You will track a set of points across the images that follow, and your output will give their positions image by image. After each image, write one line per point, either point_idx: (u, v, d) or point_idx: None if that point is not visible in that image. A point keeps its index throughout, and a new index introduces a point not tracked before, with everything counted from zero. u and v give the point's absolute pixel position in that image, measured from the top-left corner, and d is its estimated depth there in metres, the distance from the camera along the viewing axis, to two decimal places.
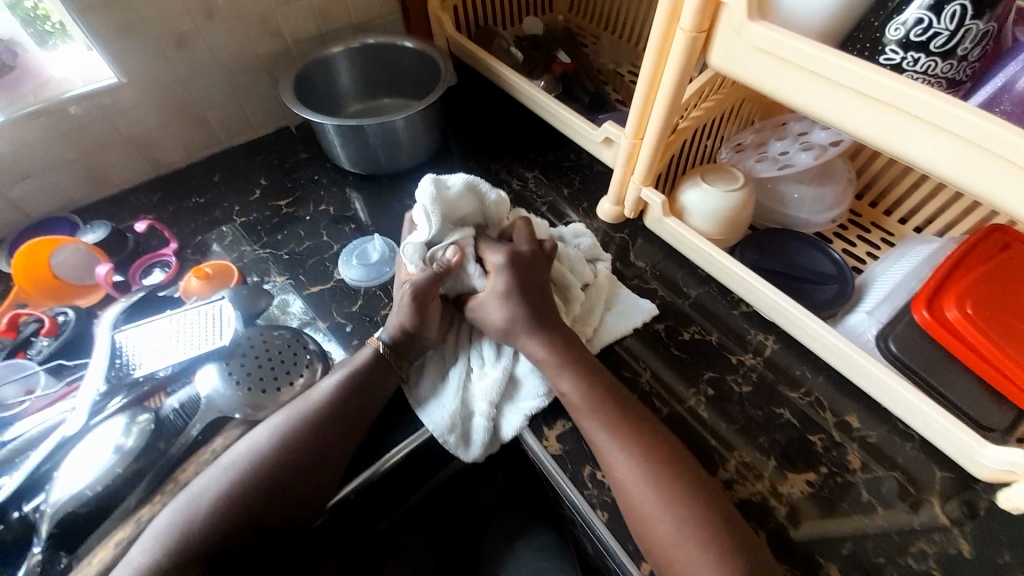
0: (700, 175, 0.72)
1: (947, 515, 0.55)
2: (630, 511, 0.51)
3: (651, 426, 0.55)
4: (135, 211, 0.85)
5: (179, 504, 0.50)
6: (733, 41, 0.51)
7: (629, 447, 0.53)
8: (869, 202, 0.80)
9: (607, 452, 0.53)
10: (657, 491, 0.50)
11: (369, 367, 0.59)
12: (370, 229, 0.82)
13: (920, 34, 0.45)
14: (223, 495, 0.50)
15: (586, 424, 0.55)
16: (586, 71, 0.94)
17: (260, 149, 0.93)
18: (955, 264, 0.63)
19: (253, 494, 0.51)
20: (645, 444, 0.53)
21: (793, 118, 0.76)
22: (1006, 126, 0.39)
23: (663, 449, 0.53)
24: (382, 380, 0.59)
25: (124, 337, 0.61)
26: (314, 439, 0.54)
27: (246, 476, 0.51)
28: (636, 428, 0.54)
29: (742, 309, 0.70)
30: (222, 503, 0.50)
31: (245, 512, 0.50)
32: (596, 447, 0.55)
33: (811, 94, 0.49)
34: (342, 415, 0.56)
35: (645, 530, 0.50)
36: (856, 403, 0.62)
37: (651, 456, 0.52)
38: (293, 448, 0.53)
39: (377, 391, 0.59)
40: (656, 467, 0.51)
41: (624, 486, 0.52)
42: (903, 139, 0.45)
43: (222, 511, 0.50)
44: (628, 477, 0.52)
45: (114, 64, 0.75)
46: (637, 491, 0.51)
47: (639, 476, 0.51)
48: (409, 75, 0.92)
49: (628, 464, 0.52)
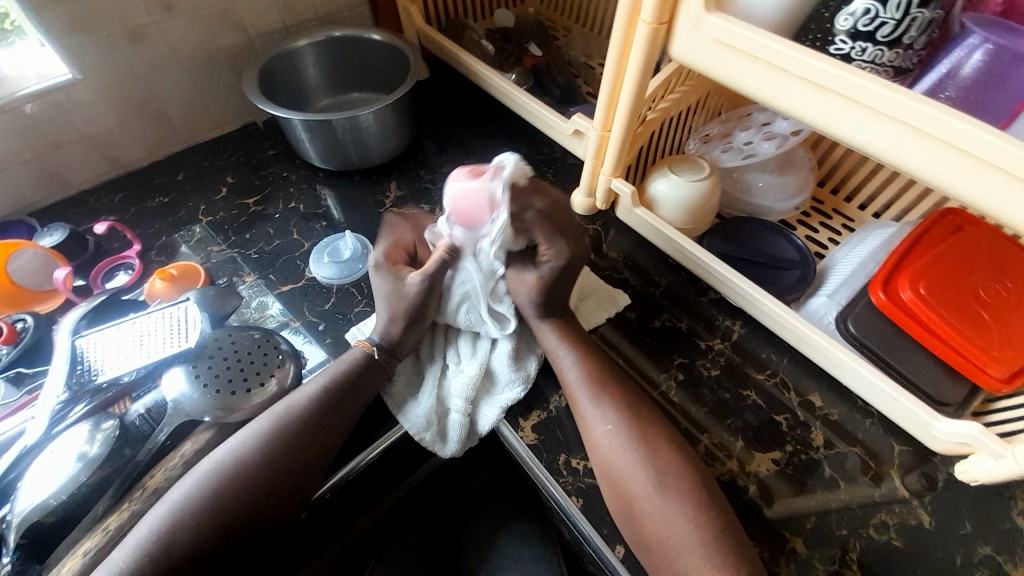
0: (667, 165, 0.73)
1: (907, 487, 0.58)
2: (610, 482, 0.53)
3: (634, 396, 0.57)
4: (96, 213, 0.82)
5: (157, 515, 0.49)
6: (693, 33, 0.52)
7: (615, 411, 0.55)
8: (830, 189, 0.82)
9: (592, 418, 0.56)
10: (637, 460, 0.52)
11: (359, 368, 0.58)
12: (342, 226, 0.81)
13: (868, 24, 0.47)
14: (204, 504, 0.49)
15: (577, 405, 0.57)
16: (556, 63, 0.94)
17: (226, 146, 0.91)
18: (910, 246, 0.65)
19: (236, 499, 0.50)
20: (631, 407, 0.56)
21: (757, 108, 0.78)
22: (949, 112, 0.41)
23: (643, 420, 0.55)
24: (374, 379, 0.59)
25: (85, 341, 0.59)
26: (298, 442, 0.53)
27: (224, 483, 0.50)
28: (620, 395, 0.57)
29: (710, 295, 0.72)
30: (206, 509, 0.49)
31: (227, 517, 0.49)
32: (580, 415, 0.57)
33: (768, 85, 0.50)
34: (324, 416, 0.55)
35: (625, 499, 0.52)
36: (820, 383, 0.65)
37: (633, 424, 0.54)
38: (275, 452, 0.52)
39: (364, 391, 0.58)
40: (637, 437, 0.53)
41: (606, 451, 0.54)
42: (854, 128, 0.47)
43: (204, 519, 0.48)
44: (610, 441, 0.54)
45: (68, 59, 0.72)
46: (617, 461, 0.53)
47: (620, 441, 0.53)
48: (378, 69, 0.91)
49: (610, 429, 0.54)
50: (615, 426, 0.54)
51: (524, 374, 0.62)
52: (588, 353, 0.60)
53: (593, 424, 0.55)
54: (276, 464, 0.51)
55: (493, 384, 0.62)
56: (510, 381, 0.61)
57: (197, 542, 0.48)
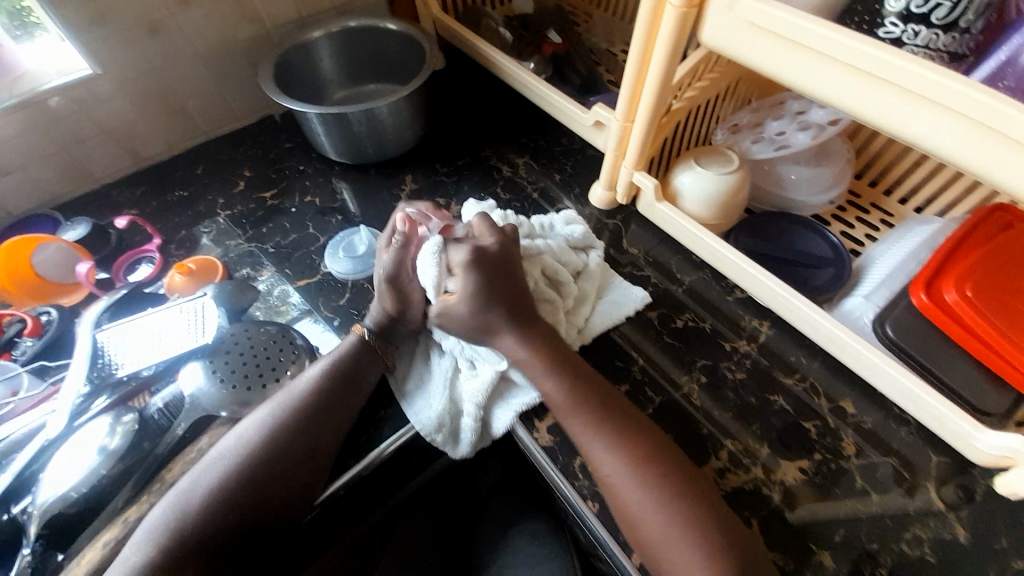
0: (693, 157, 0.70)
1: (943, 499, 0.55)
2: (625, 523, 0.50)
3: (642, 434, 0.53)
4: (119, 206, 0.83)
5: (163, 507, 0.49)
6: (725, 17, 0.49)
7: (619, 450, 0.51)
8: (868, 181, 0.78)
9: (598, 458, 0.52)
10: (649, 504, 0.48)
11: (352, 355, 0.59)
12: (358, 220, 0.80)
13: (921, 5, 0.43)
14: (205, 498, 0.49)
15: (569, 423, 0.54)
16: (577, 51, 0.91)
17: (244, 139, 0.91)
18: (957, 244, 0.61)
19: (241, 493, 0.50)
20: (637, 448, 0.51)
21: (790, 96, 0.74)
22: (1011, 103, 0.37)
23: (653, 456, 0.51)
24: (368, 364, 0.59)
25: (105, 335, 0.60)
26: (297, 432, 0.53)
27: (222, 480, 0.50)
28: (626, 431, 0.52)
29: (737, 294, 0.69)
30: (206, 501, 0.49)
31: (224, 514, 0.49)
32: (586, 453, 0.53)
33: (808, 73, 0.47)
34: (323, 411, 0.55)
35: (642, 543, 0.49)
36: (852, 388, 0.61)
37: (642, 462, 0.50)
38: (275, 446, 0.52)
39: (359, 380, 0.58)
40: (648, 476, 0.50)
41: (617, 494, 0.50)
42: (900, 118, 0.43)
43: (202, 514, 0.48)
44: (620, 484, 0.50)
45: (87, 54, 0.72)
46: (629, 504, 0.49)
47: (630, 485, 0.50)
48: (394, 59, 0.89)
49: (617, 472, 0.50)
50: (624, 470, 0.50)
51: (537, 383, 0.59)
52: (589, 387, 0.55)
53: (599, 465, 0.52)
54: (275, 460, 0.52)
55: (508, 388, 0.60)
56: (525, 385, 0.60)
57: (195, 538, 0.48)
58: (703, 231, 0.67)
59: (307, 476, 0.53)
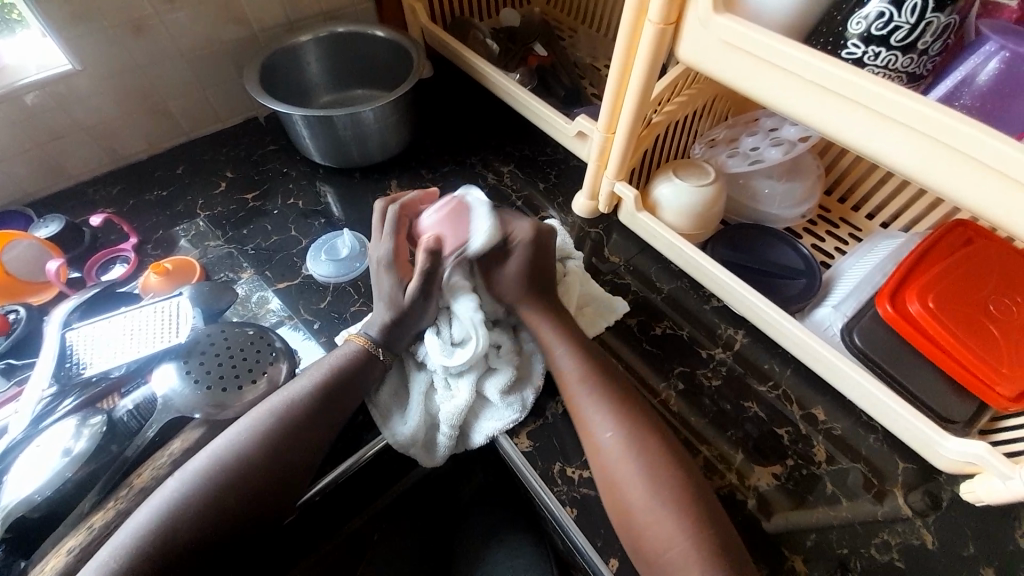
0: (673, 169, 0.72)
1: (911, 506, 0.57)
2: (608, 490, 0.52)
3: (640, 407, 0.55)
4: (93, 205, 0.81)
5: (159, 501, 0.48)
6: (699, 34, 0.51)
7: (617, 419, 0.54)
8: (837, 198, 0.81)
9: (593, 423, 0.54)
10: (635, 470, 0.51)
11: (349, 364, 0.58)
12: (341, 224, 0.80)
13: (881, 28, 0.46)
14: (210, 491, 0.49)
15: (573, 392, 0.57)
16: (562, 63, 0.93)
17: (226, 141, 0.90)
18: (918, 261, 0.64)
19: (223, 504, 0.49)
20: (633, 418, 0.54)
21: (765, 113, 0.76)
22: (965, 121, 0.40)
23: (648, 428, 0.53)
24: (368, 371, 0.58)
25: (74, 334, 0.58)
26: (296, 426, 0.53)
27: (225, 468, 0.50)
28: (624, 404, 0.55)
29: (713, 303, 0.71)
30: (214, 489, 0.49)
31: (230, 505, 0.49)
32: (581, 419, 0.56)
33: (780, 91, 0.49)
34: (321, 403, 0.55)
35: (623, 514, 0.50)
36: (823, 396, 0.63)
37: (638, 425, 0.53)
38: (276, 439, 0.52)
39: (357, 383, 0.58)
40: (640, 442, 0.52)
41: (602, 460, 0.52)
42: (861, 131, 0.46)
43: (209, 504, 0.48)
44: (610, 450, 0.52)
45: (68, 50, 0.71)
46: (615, 470, 0.51)
47: (621, 450, 0.52)
48: (381, 65, 0.90)
49: (610, 437, 0.53)
50: (615, 434, 0.53)
51: (521, 408, 0.60)
52: (597, 363, 0.58)
53: (591, 429, 0.54)
54: (279, 448, 0.52)
55: (484, 406, 0.60)
56: (501, 407, 0.60)
57: (198, 527, 0.48)
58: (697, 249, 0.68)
59: (298, 467, 0.52)
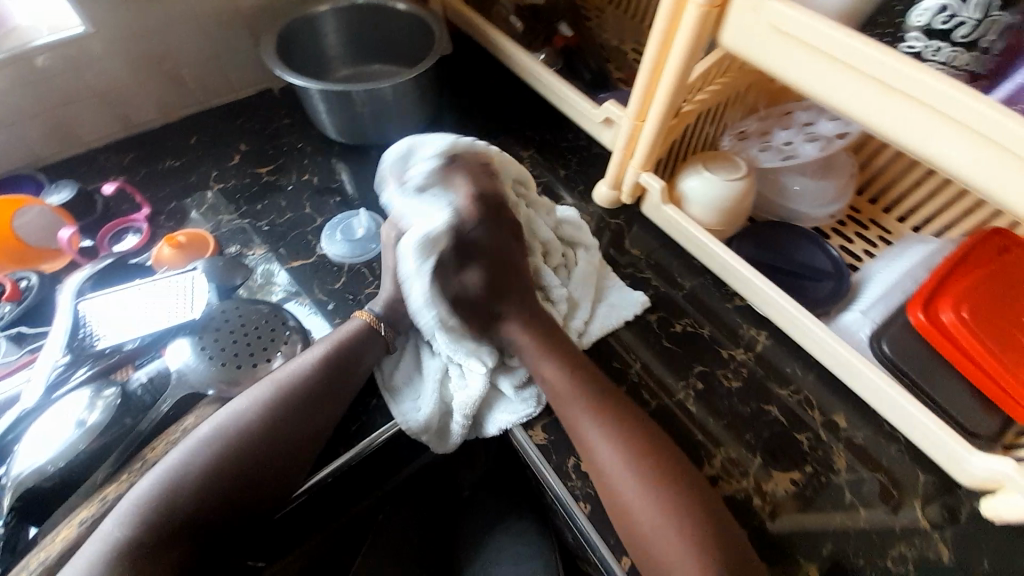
0: (702, 162, 0.70)
1: (928, 519, 0.56)
2: (612, 505, 0.51)
3: (630, 417, 0.54)
4: (106, 173, 0.80)
5: (160, 473, 0.47)
6: (747, 19, 0.48)
7: (611, 433, 0.52)
8: (869, 198, 0.78)
9: (587, 438, 0.53)
10: (632, 486, 0.49)
11: (355, 338, 0.57)
12: (356, 203, 0.78)
13: (944, 22, 0.44)
14: (211, 464, 0.48)
15: (565, 408, 0.55)
16: (589, 45, 0.89)
17: (241, 112, 0.88)
18: (952, 267, 0.61)
19: (226, 479, 0.48)
20: (626, 431, 0.52)
21: (799, 107, 0.73)
22: (1015, 118, 0.38)
23: (643, 441, 0.52)
24: (369, 347, 0.58)
25: (87, 304, 0.57)
26: (301, 404, 0.52)
27: (221, 444, 0.49)
28: (615, 415, 0.53)
29: (736, 303, 0.69)
30: (217, 463, 0.48)
31: (230, 480, 0.48)
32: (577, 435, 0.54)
33: (825, 80, 0.46)
34: (331, 381, 0.54)
35: (628, 528, 0.49)
36: (845, 403, 0.62)
37: (631, 439, 0.52)
38: (280, 415, 0.51)
39: (359, 359, 0.57)
40: (638, 454, 0.51)
41: (602, 474, 0.51)
42: (915, 131, 0.43)
43: (207, 478, 0.47)
44: (607, 465, 0.51)
45: (81, 11, 0.69)
46: (615, 484, 0.50)
47: (617, 465, 0.51)
48: (402, 40, 0.87)
49: (606, 452, 0.51)
50: (610, 450, 0.51)
51: (536, 401, 0.59)
52: (579, 371, 0.56)
53: (586, 443, 0.53)
54: (286, 427, 0.51)
55: (498, 399, 0.60)
56: (516, 402, 0.59)
57: (198, 502, 0.47)
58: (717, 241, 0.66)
59: (304, 445, 0.52)
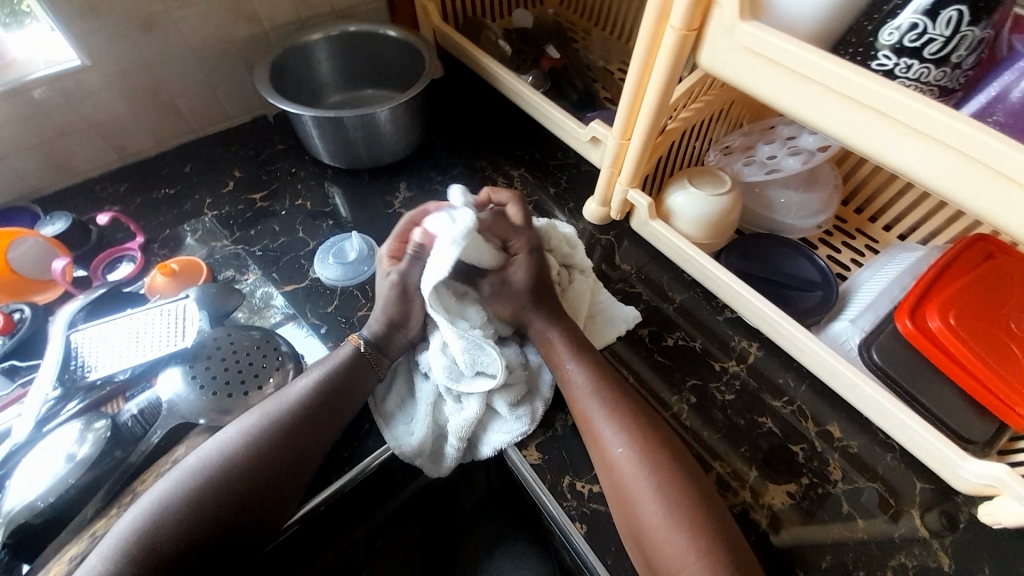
0: (687, 177, 0.71)
1: (927, 526, 0.55)
2: (620, 506, 0.51)
3: (650, 418, 0.55)
4: (100, 202, 0.80)
5: (148, 502, 0.48)
6: (723, 42, 0.50)
7: (629, 433, 0.53)
8: (854, 208, 0.79)
9: (605, 436, 0.53)
10: (648, 484, 0.50)
11: (347, 367, 0.57)
12: (349, 226, 0.79)
13: (914, 40, 0.44)
14: (198, 490, 0.48)
15: (585, 405, 0.56)
16: (575, 66, 0.91)
17: (235, 139, 0.89)
18: (938, 274, 0.62)
19: (210, 511, 0.48)
20: (644, 431, 0.53)
21: (781, 121, 0.75)
22: (985, 131, 0.39)
23: (660, 441, 0.53)
24: (361, 376, 0.58)
25: (79, 336, 0.57)
26: (290, 433, 0.52)
27: (216, 475, 0.49)
28: (636, 414, 0.54)
29: (727, 314, 0.69)
30: (201, 493, 0.48)
31: (217, 508, 0.48)
32: (592, 433, 0.55)
33: (801, 98, 0.47)
34: (321, 410, 0.54)
35: (636, 532, 0.49)
36: (838, 412, 0.62)
37: (647, 441, 0.52)
38: (269, 444, 0.51)
39: (354, 387, 0.57)
40: (651, 457, 0.51)
41: (617, 476, 0.51)
42: (890, 146, 0.44)
43: (191, 507, 0.47)
44: (623, 464, 0.51)
45: (77, 46, 0.71)
46: (627, 484, 0.50)
47: (632, 465, 0.51)
48: (392, 65, 0.89)
49: (622, 452, 0.52)
50: (627, 450, 0.52)
51: (527, 417, 0.59)
52: (603, 373, 0.57)
53: (604, 441, 0.53)
54: (274, 456, 0.51)
55: (492, 419, 0.59)
56: (510, 421, 0.59)
57: (185, 533, 0.46)
58: (699, 252, 0.67)
59: (292, 475, 0.51)
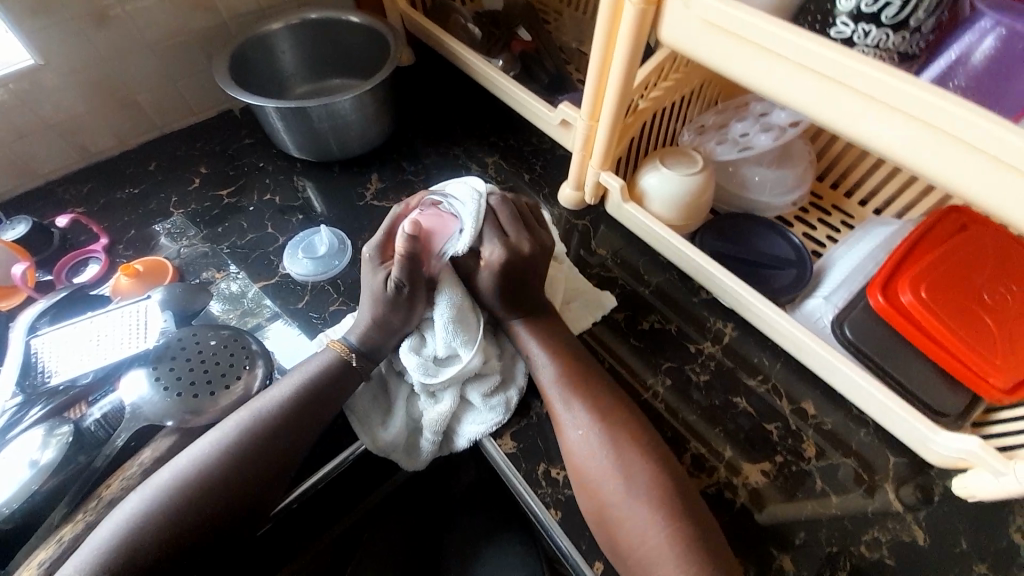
0: (659, 158, 0.70)
1: (901, 500, 0.56)
2: (584, 485, 0.51)
3: (612, 400, 0.55)
4: (64, 204, 0.78)
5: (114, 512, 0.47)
6: (682, 16, 0.48)
7: (591, 415, 0.53)
8: (830, 183, 0.78)
9: (566, 420, 0.54)
10: (609, 463, 0.50)
11: (329, 374, 0.55)
12: (320, 219, 0.78)
13: (872, 4, 0.43)
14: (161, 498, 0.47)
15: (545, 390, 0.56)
16: (547, 48, 0.89)
17: (201, 135, 0.87)
18: (911, 246, 0.62)
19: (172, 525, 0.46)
20: (604, 411, 0.53)
21: (754, 98, 0.74)
22: (945, 97, 0.38)
23: (624, 424, 0.52)
24: (343, 388, 0.56)
25: (39, 341, 0.56)
26: (264, 439, 0.51)
27: (177, 490, 0.47)
28: (600, 398, 0.54)
29: (702, 296, 0.69)
30: (170, 503, 0.47)
31: (190, 514, 0.47)
32: (555, 417, 0.55)
33: (759, 70, 0.46)
34: (297, 418, 0.53)
35: (598, 511, 0.49)
36: (813, 390, 0.62)
37: (608, 422, 0.52)
38: (246, 449, 0.50)
39: (336, 393, 0.55)
40: (613, 437, 0.51)
41: (579, 459, 0.51)
42: (851, 117, 0.43)
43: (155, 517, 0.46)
44: (583, 443, 0.52)
45: (29, 45, 0.68)
46: (587, 466, 0.51)
47: (594, 445, 0.51)
48: (358, 53, 0.86)
49: (582, 434, 0.52)
50: (587, 431, 0.52)
51: (503, 407, 0.58)
52: (566, 356, 0.57)
53: (565, 424, 0.53)
54: (246, 464, 0.50)
55: (466, 410, 0.59)
56: (484, 411, 0.58)
57: (157, 535, 0.46)
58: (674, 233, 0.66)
59: (263, 480, 0.50)
